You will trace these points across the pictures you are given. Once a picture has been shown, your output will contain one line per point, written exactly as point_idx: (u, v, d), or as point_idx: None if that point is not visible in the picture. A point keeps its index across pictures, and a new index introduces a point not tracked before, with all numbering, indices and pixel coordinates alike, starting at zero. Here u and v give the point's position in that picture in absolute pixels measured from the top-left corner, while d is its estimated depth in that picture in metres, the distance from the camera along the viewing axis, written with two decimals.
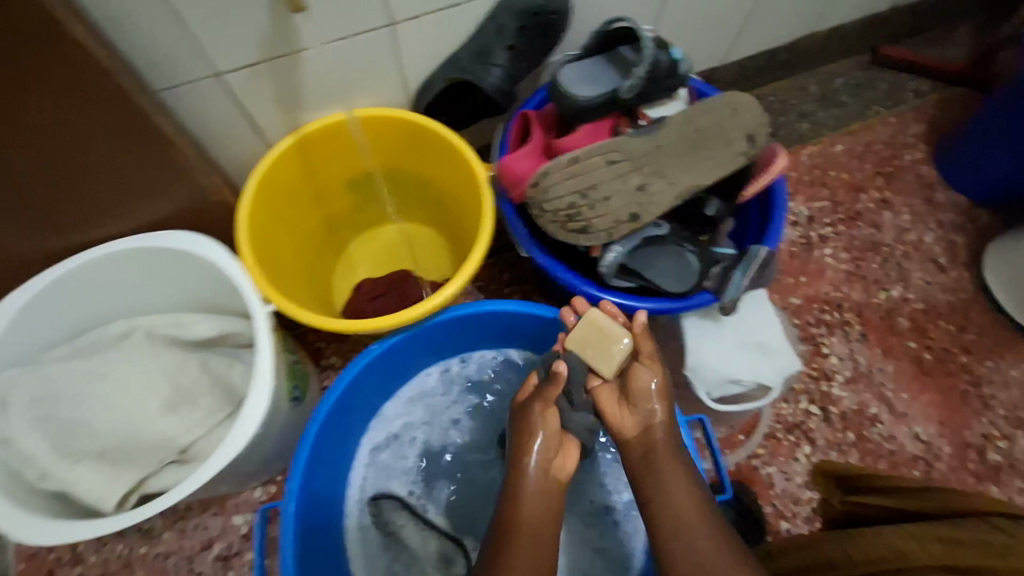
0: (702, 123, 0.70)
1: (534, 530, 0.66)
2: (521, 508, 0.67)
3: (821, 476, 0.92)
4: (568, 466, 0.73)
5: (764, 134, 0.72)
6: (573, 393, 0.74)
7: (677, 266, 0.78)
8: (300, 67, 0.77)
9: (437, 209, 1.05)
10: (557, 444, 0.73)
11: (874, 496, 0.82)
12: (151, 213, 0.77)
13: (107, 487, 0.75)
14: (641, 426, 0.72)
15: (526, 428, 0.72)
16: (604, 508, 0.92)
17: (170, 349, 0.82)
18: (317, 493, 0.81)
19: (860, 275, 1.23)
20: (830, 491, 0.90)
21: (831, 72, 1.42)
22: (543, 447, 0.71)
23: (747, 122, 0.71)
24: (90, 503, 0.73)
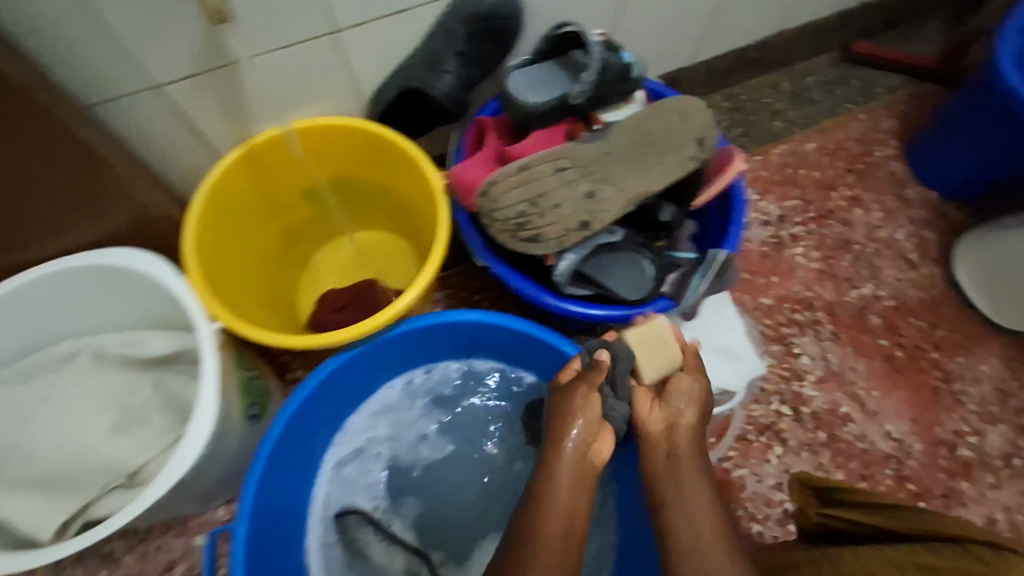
0: (651, 127, 0.69)
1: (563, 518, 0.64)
2: (558, 491, 0.65)
3: (799, 487, 0.82)
4: (606, 453, 0.70)
5: (714, 138, 0.71)
6: (618, 383, 0.72)
7: (633, 273, 0.76)
8: (241, 77, 0.75)
9: (400, 217, 1.03)
10: (596, 429, 0.69)
11: (850, 510, 0.74)
12: (88, 232, 0.75)
13: (47, 516, 0.72)
14: (665, 423, 0.70)
15: (567, 412, 0.69)
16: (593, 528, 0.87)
17: (119, 370, 0.80)
18: (272, 514, 0.79)
19: (832, 273, 1.22)
20: (807, 502, 0.81)
21: (803, 70, 1.41)
22: (584, 431, 0.68)
23: (697, 125, 0.70)
24: (27, 534, 0.71)
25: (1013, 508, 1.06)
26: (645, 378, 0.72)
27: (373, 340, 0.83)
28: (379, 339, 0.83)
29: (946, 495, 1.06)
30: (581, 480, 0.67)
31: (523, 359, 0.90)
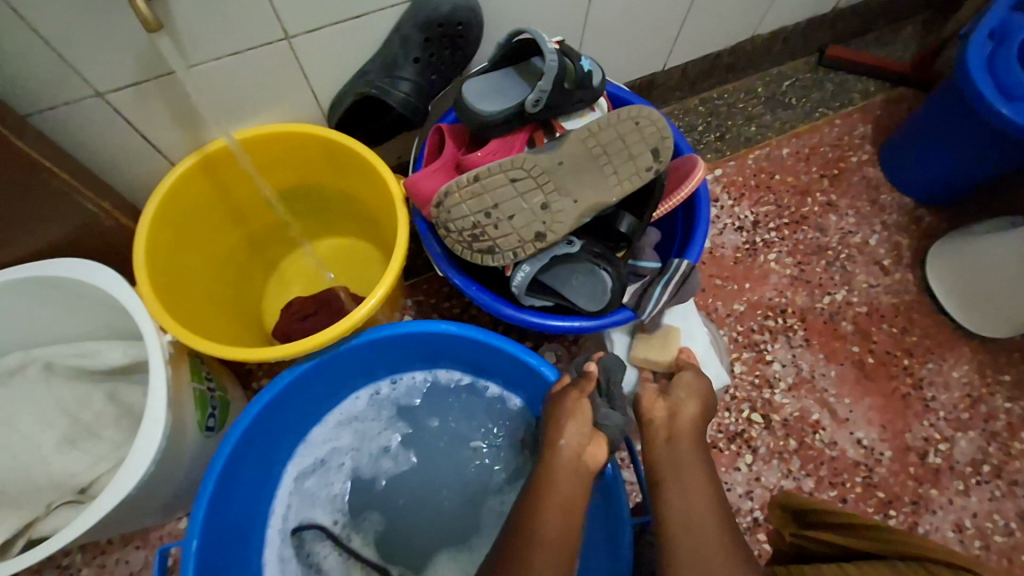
0: (606, 137, 0.68)
1: (563, 511, 0.65)
2: (556, 487, 0.66)
3: (780, 511, 0.83)
4: (602, 457, 0.71)
5: (670, 148, 0.69)
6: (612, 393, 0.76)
7: (592, 283, 0.76)
8: (190, 85, 0.73)
9: (368, 225, 1.02)
10: (589, 432, 0.71)
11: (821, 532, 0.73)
12: (22, 245, 0.73)
13: None
14: (667, 412, 0.73)
15: (562, 414, 0.72)
16: None
17: (71, 381, 0.79)
18: (226, 530, 0.78)
19: (805, 279, 1.22)
20: (786, 525, 0.81)
21: (779, 75, 1.41)
22: (576, 432, 0.70)
23: (652, 135, 0.68)
24: None
25: (981, 515, 1.06)
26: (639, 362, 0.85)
27: (331, 351, 0.81)
28: (338, 350, 0.81)
29: (915, 502, 1.06)
30: (579, 476, 0.68)
31: (488, 370, 0.89)
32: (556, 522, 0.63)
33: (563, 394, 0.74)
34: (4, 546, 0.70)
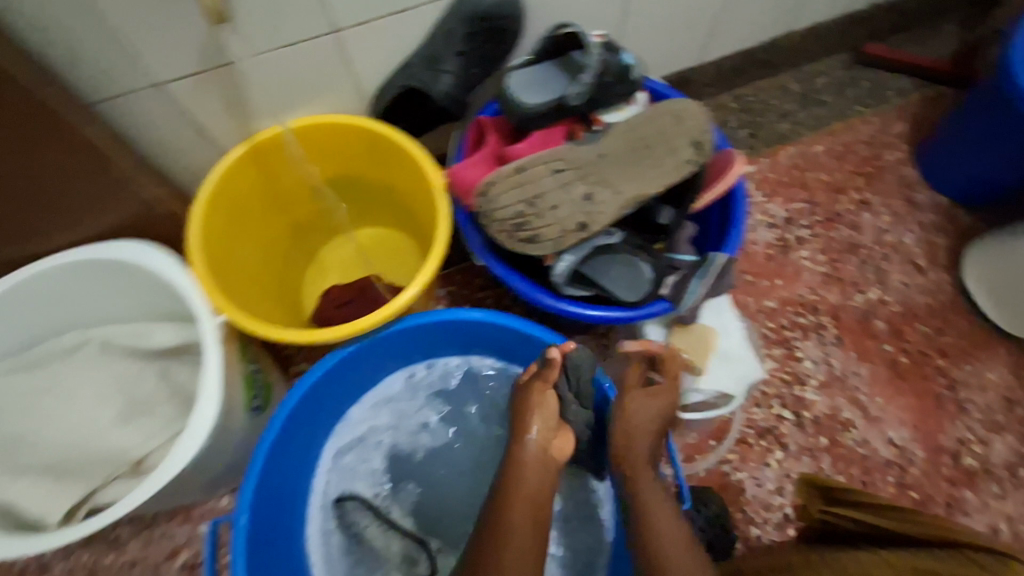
0: (646, 130, 0.68)
1: (531, 503, 0.68)
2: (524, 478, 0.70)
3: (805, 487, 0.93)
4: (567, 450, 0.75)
5: (711, 141, 0.69)
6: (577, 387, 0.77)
7: (630, 274, 0.77)
8: (245, 76, 0.76)
9: (404, 214, 1.04)
10: (555, 425, 0.76)
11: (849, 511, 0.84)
12: (87, 229, 0.77)
13: (55, 500, 0.75)
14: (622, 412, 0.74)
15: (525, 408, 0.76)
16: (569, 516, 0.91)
17: (125, 360, 0.83)
18: (274, 503, 0.81)
19: (838, 277, 1.21)
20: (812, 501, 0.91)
21: (814, 71, 1.40)
22: (542, 427, 0.74)
23: (693, 128, 0.68)
24: (36, 517, 0.73)
25: (1016, 519, 1.05)
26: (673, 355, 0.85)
27: (371, 336, 0.83)
28: (377, 335, 0.84)
29: (948, 504, 1.05)
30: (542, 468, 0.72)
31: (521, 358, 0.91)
32: (526, 525, 0.66)
33: (528, 387, 0.78)
34: (67, 514, 0.75)
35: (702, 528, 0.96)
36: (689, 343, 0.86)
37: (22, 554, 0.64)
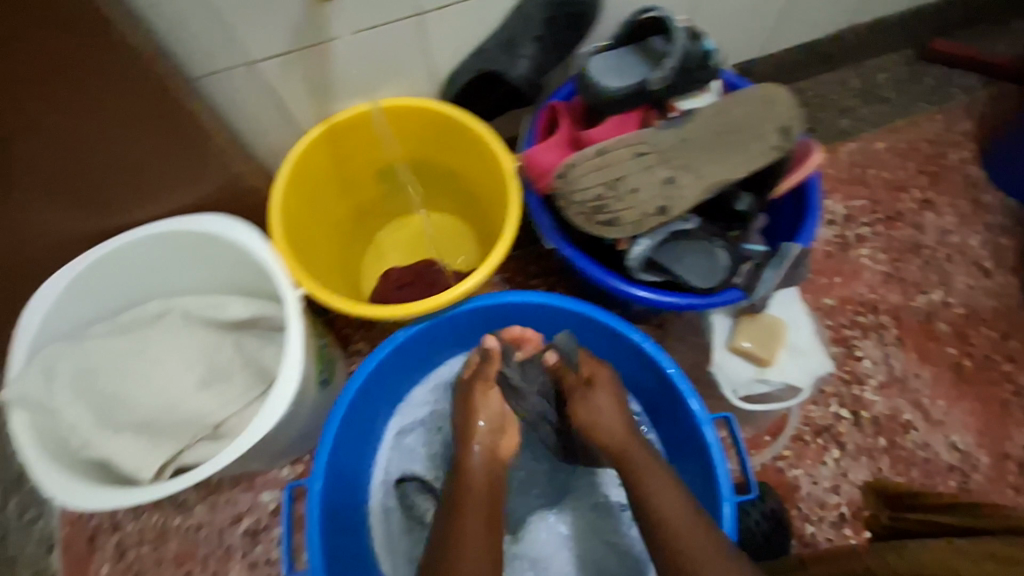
0: (735, 114, 0.69)
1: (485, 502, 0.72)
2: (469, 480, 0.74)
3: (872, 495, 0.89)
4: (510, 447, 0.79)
5: (801, 127, 0.70)
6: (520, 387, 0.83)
7: (705, 263, 0.76)
8: (332, 57, 0.79)
9: (465, 200, 1.05)
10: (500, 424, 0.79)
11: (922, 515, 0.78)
12: (172, 199, 0.80)
13: (146, 458, 0.78)
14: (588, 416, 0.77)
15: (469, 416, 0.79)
16: (618, 504, 0.93)
17: (206, 329, 0.86)
18: (343, 474, 0.83)
19: (899, 277, 1.18)
20: (880, 508, 0.87)
21: (874, 67, 1.36)
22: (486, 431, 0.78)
23: (783, 114, 0.69)
24: (128, 473, 0.77)
25: None
26: (738, 345, 0.84)
27: (439, 315, 0.85)
28: (444, 315, 0.85)
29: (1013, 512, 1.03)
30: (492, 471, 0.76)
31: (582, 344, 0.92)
32: (478, 518, 0.69)
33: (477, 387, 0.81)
34: (157, 471, 0.79)
35: (759, 520, 0.97)
36: (756, 333, 0.84)
37: (125, 505, 0.69)
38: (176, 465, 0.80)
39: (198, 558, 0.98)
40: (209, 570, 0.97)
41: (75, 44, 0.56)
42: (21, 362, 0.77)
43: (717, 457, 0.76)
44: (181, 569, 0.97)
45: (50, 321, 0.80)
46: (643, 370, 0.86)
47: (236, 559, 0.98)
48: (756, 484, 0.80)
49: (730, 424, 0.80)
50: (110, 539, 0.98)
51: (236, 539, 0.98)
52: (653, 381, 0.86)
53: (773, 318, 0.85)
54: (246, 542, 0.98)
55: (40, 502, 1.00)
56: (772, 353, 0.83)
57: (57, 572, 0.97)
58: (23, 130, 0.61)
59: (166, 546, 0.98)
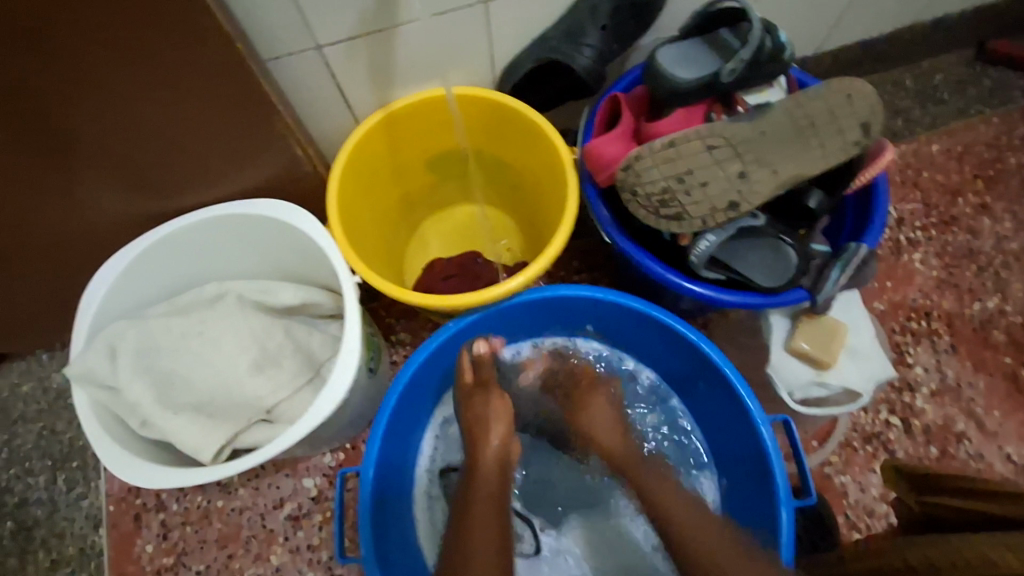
0: (813, 108, 0.69)
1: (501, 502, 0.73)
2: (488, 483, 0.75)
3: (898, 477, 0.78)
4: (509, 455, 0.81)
5: (880, 122, 0.69)
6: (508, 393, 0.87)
7: (772, 260, 0.75)
8: (396, 42, 0.78)
9: (511, 192, 1.03)
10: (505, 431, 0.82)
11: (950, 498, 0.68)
12: (232, 181, 0.80)
13: (203, 440, 0.79)
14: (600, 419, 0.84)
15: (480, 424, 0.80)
16: None
17: (259, 313, 0.87)
18: (392, 461, 0.83)
19: (953, 284, 1.15)
20: (908, 493, 0.76)
21: (931, 67, 1.31)
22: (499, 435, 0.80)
23: (863, 109, 0.69)
24: (188, 452, 0.78)
25: None
26: (799, 347, 0.83)
27: (492, 306, 0.84)
28: (497, 307, 0.84)
29: None
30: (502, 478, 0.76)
31: (631, 342, 0.92)
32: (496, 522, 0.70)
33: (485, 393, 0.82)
34: (216, 452, 0.79)
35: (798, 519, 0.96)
36: (816, 336, 0.83)
37: (191, 484, 0.70)
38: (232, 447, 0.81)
39: (241, 541, 0.98)
40: (251, 553, 0.97)
41: (152, 21, 0.56)
42: (85, 340, 0.79)
43: (777, 462, 0.75)
44: (224, 552, 0.97)
45: (109, 299, 0.82)
46: (697, 369, 0.85)
47: (277, 543, 0.97)
48: (812, 489, 0.78)
49: (788, 427, 0.79)
50: (155, 518, 0.99)
51: (278, 523, 0.98)
52: (707, 381, 0.85)
53: (836, 323, 0.84)
54: (288, 526, 0.98)
55: (87, 480, 1.01)
56: (833, 356, 0.83)
57: (103, 549, 0.98)
58: (90, 105, 0.62)
59: (209, 528, 0.98)
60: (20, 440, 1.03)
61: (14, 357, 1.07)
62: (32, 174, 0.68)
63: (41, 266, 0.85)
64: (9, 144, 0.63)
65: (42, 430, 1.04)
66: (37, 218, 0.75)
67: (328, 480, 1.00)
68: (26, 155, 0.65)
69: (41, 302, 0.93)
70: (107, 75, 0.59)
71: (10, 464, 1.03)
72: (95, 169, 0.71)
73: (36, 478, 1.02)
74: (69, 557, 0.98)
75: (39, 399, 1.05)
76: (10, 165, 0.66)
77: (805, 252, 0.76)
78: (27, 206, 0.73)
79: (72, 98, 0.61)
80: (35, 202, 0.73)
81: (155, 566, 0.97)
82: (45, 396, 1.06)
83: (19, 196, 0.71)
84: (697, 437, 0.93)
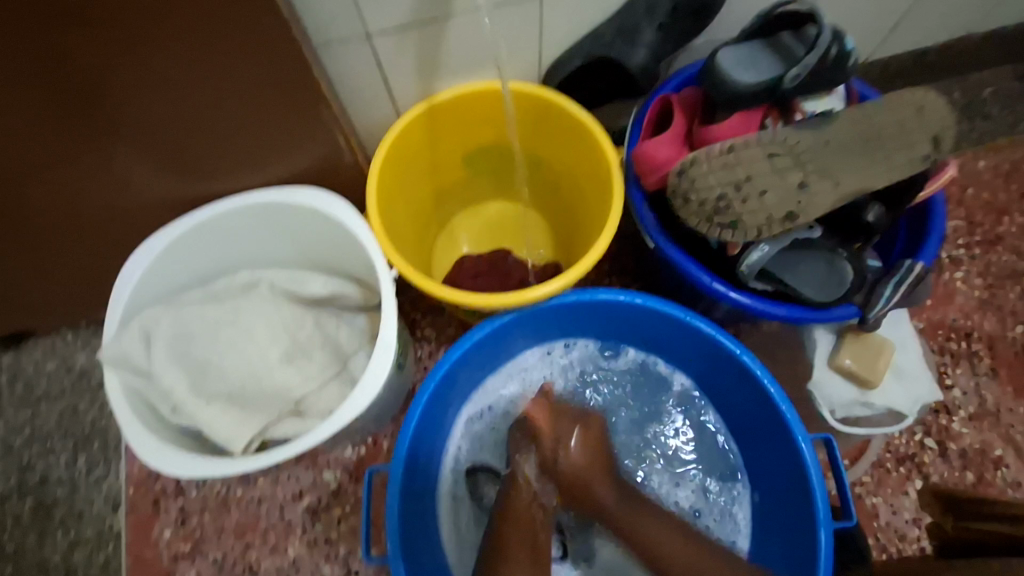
0: (881, 121, 0.68)
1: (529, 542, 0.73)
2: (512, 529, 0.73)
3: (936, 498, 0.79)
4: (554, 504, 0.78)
5: (951, 137, 0.68)
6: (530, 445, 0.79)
7: (827, 274, 0.74)
8: (447, 32, 0.76)
9: (546, 191, 1.00)
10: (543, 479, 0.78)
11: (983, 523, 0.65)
12: (274, 168, 0.79)
13: (234, 430, 0.79)
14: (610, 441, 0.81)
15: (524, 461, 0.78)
16: (690, 510, 0.88)
17: (290, 304, 0.86)
18: (420, 458, 0.82)
19: (995, 305, 1.05)
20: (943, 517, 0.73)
21: (978, 81, 1.18)
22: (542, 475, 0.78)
23: (934, 123, 0.67)
24: (219, 442, 0.78)
25: None
26: (844, 364, 0.82)
27: (530, 308, 0.82)
28: (536, 308, 0.82)
29: None
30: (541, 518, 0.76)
31: (666, 351, 0.90)
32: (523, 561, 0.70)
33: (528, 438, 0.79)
34: (246, 444, 0.79)
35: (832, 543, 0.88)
36: (861, 354, 0.82)
37: (220, 476, 0.69)
38: (261, 439, 0.81)
39: (258, 531, 0.96)
40: (269, 544, 0.95)
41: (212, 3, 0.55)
42: (117, 324, 0.78)
43: (816, 478, 0.73)
44: (241, 541, 0.95)
45: (143, 283, 0.81)
46: (735, 381, 0.83)
47: (295, 535, 0.95)
48: (852, 508, 0.75)
49: (830, 445, 0.76)
50: (173, 503, 0.97)
51: (297, 515, 0.96)
52: (746, 395, 0.82)
53: (884, 342, 0.83)
54: (307, 519, 0.96)
55: (107, 462, 1.00)
56: (879, 374, 0.82)
57: (121, 531, 0.97)
58: (137, 83, 0.61)
59: (228, 516, 0.96)
60: (43, 418, 1.03)
61: (38, 334, 1.07)
62: (71, 150, 0.67)
63: (75, 245, 0.84)
64: (58, 120, 0.62)
65: (65, 409, 1.03)
66: (73, 196, 0.74)
67: (348, 475, 0.97)
68: (68, 130, 0.64)
69: (69, 280, 0.92)
70: (157, 53, 0.58)
71: (32, 441, 1.02)
72: (135, 149, 0.69)
73: (58, 457, 1.01)
74: (87, 537, 0.97)
75: (63, 377, 1.05)
76: (49, 140, 0.65)
77: (860, 268, 0.74)
78: (64, 183, 0.72)
79: (122, 76, 0.59)
80: (73, 180, 0.71)
81: (172, 551, 0.95)
82: (69, 375, 1.05)
83: (57, 173, 0.70)
84: (732, 450, 0.90)
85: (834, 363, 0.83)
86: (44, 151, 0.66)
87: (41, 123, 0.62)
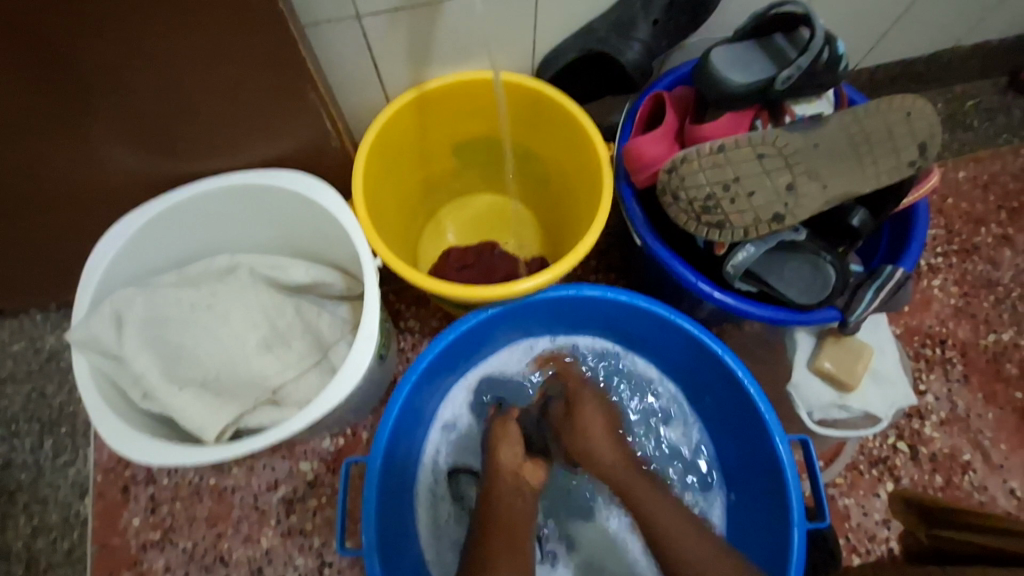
0: (871, 126, 0.68)
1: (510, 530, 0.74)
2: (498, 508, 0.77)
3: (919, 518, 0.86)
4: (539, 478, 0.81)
5: (937, 145, 0.69)
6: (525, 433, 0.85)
7: (810, 276, 0.75)
8: (439, 17, 0.75)
9: (535, 186, 0.99)
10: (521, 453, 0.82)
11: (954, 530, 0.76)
12: (257, 151, 0.77)
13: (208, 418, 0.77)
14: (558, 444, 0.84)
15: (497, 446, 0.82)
16: None
17: (269, 289, 0.85)
18: (398, 453, 0.80)
19: (969, 313, 1.07)
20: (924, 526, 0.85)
21: (963, 92, 1.19)
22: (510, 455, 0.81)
23: (921, 131, 0.68)
24: (191, 430, 0.76)
25: None
26: (824, 365, 0.83)
27: (515, 301, 0.81)
28: (520, 303, 0.81)
29: None
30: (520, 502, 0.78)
31: (649, 349, 0.90)
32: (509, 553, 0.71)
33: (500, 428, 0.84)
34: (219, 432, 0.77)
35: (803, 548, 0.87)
36: (841, 357, 0.83)
37: (189, 465, 0.67)
38: (235, 427, 0.79)
39: (231, 521, 0.94)
40: (241, 534, 0.93)
41: None
42: (87, 307, 0.76)
43: (792, 480, 0.73)
44: (213, 530, 0.93)
45: (117, 264, 0.79)
46: (717, 381, 0.82)
47: (269, 526, 0.93)
48: (826, 511, 0.75)
49: (806, 446, 0.76)
50: (143, 491, 0.95)
51: (271, 505, 0.94)
52: (726, 395, 0.82)
53: (863, 348, 0.84)
54: (281, 510, 0.94)
55: (75, 447, 0.97)
56: (856, 375, 0.83)
57: (87, 519, 0.94)
58: (116, 55, 0.58)
59: (200, 505, 0.94)
60: (8, 400, 0.99)
61: (5, 314, 1.03)
62: (45, 127, 0.65)
63: (47, 221, 0.81)
64: (29, 92, 0.60)
65: (32, 391, 1.00)
66: (45, 172, 0.71)
67: (325, 466, 0.96)
68: (44, 104, 0.62)
69: (39, 258, 0.89)
70: (140, 27, 0.56)
71: None
72: (113, 126, 0.67)
73: (23, 441, 0.98)
74: (51, 524, 0.94)
75: (30, 359, 1.01)
76: (22, 112, 0.62)
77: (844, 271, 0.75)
78: (38, 158, 0.69)
79: (98, 50, 0.57)
80: (49, 156, 0.69)
81: (140, 541, 0.93)
82: (36, 356, 1.01)
83: (30, 147, 0.67)
84: (711, 452, 0.90)
85: (814, 363, 0.84)
86: (18, 124, 0.64)
87: (12, 95, 0.60)
